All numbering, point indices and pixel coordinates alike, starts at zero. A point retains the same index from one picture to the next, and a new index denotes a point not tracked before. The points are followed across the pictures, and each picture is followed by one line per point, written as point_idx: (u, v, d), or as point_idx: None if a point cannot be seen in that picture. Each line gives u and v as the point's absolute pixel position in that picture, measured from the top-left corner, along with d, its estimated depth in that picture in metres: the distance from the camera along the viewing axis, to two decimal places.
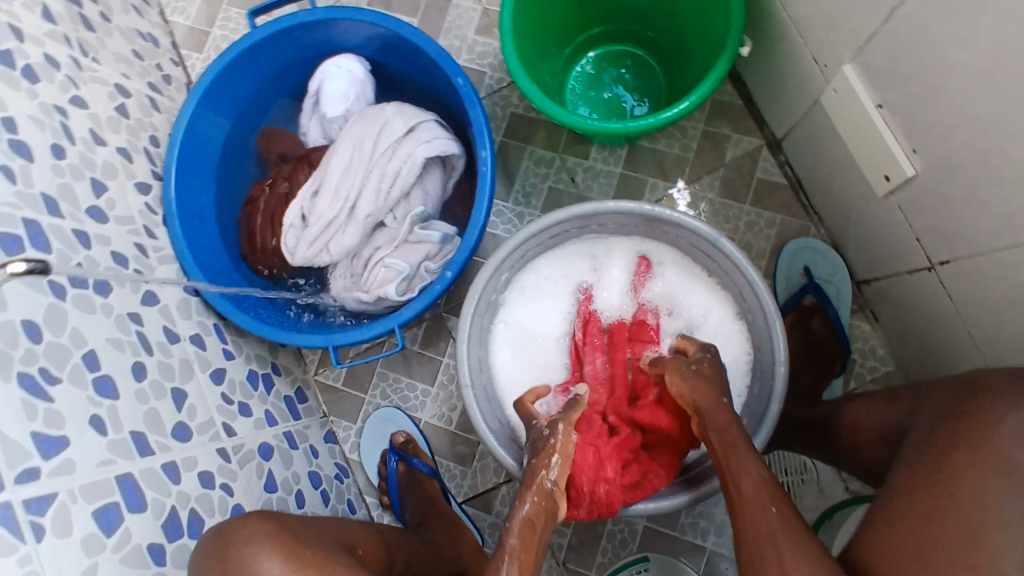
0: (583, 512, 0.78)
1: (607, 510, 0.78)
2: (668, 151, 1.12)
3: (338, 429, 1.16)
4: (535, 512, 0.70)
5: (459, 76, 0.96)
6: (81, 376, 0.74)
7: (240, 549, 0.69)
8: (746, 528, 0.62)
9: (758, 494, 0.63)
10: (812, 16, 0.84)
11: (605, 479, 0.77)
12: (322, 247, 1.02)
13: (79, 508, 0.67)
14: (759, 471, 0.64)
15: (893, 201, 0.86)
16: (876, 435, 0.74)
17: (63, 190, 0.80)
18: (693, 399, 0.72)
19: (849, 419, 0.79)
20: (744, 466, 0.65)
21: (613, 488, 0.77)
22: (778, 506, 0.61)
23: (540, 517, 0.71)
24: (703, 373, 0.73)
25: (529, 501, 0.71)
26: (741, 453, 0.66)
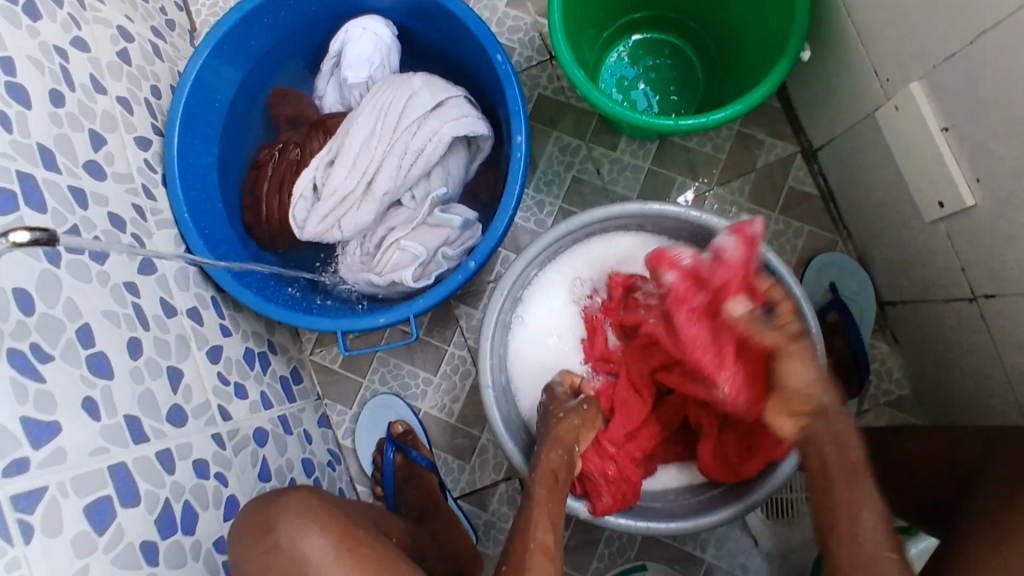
0: (608, 500, 0.75)
1: (628, 486, 0.77)
2: (699, 149, 1.08)
3: (332, 413, 1.11)
4: (557, 462, 0.70)
5: (498, 53, 0.90)
6: (75, 353, 0.67)
7: (288, 523, 0.68)
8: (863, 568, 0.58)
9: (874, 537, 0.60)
10: (881, 26, 0.79)
11: (612, 457, 0.79)
12: (334, 223, 0.96)
13: (71, 503, 0.60)
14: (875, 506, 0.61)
15: (941, 228, 0.83)
16: (947, 475, 0.74)
17: (60, 142, 0.73)
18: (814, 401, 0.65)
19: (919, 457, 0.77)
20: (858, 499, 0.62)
21: (621, 461, 0.78)
22: (895, 553, 0.59)
23: (563, 470, 0.70)
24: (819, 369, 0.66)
25: (550, 455, 0.71)
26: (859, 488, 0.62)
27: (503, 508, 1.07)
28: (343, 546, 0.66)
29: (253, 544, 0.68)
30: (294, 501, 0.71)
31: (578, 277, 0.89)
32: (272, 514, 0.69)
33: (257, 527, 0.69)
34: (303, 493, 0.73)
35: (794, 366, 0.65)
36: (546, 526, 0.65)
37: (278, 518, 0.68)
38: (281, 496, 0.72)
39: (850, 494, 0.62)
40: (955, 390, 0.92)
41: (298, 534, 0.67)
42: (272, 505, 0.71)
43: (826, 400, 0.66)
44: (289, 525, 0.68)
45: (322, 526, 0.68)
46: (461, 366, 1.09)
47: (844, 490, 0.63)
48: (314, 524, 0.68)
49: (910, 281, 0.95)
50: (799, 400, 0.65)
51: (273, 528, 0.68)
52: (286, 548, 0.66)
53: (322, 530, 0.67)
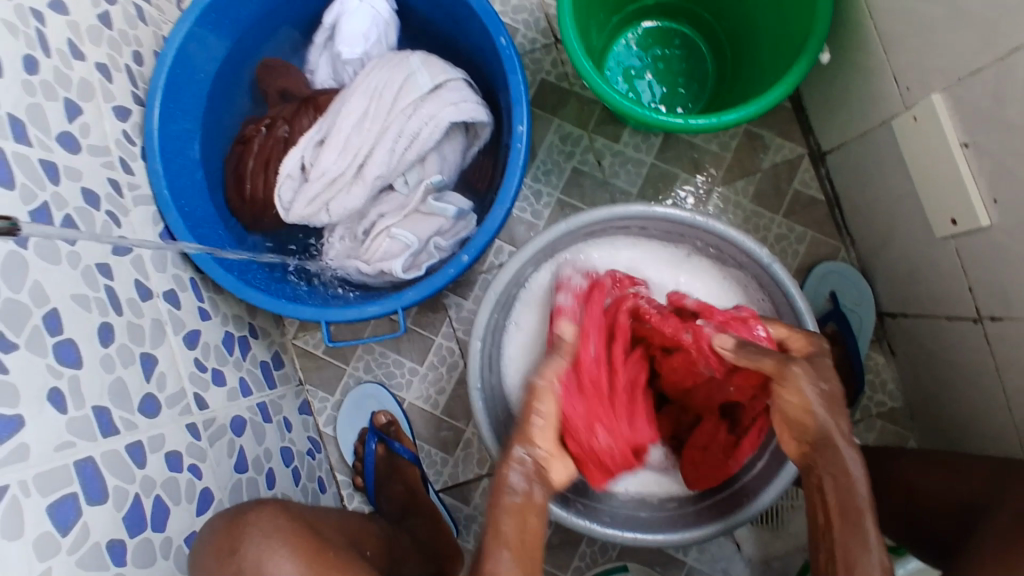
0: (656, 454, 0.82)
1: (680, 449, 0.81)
2: (705, 146, 1.04)
3: (314, 399, 1.08)
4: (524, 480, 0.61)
5: (501, 36, 0.85)
6: (40, 341, 0.63)
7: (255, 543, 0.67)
8: None
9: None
10: (903, 33, 0.76)
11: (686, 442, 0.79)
12: (322, 206, 0.92)
13: (33, 503, 0.57)
14: (877, 557, 0.55)
15: (951, 245, 0.81)
16: (950, 504, 0.72)
17: (32, 112, 0.69)
18: (814, 432, 0.60)
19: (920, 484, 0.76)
20: (856, 548, 0.56)
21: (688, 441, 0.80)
22: None
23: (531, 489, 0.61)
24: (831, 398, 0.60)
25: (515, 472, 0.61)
26: (863, 530, 0.57)
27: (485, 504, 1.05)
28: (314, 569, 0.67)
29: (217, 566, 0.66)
30: (261, 519, 0.70)
31: None
32: (238, 533, 0.68)
33: (220, 545, 0.68)
34: (269, 510, 0.72)
35: (794, 395, 0.61)
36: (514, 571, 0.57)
37: (243, 539, 0.68)
38: (249, 512, 0.71)
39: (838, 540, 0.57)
40: (951, 407, 0.90)
41: (262, 557, 0.66)
42: (240, 520, 0.70)
43: (835, 426, 0.59)
44: (255, 546, 0.67)
45: (291, 550, 0.68)
46: (449, 358, 1.06)
47: (840, 531, 0.57)
48: (279, 546, 0.67)
49: (912, 294, 0.93)
50: (797, 422, 0.61)
51: (237, 549, 0.67)
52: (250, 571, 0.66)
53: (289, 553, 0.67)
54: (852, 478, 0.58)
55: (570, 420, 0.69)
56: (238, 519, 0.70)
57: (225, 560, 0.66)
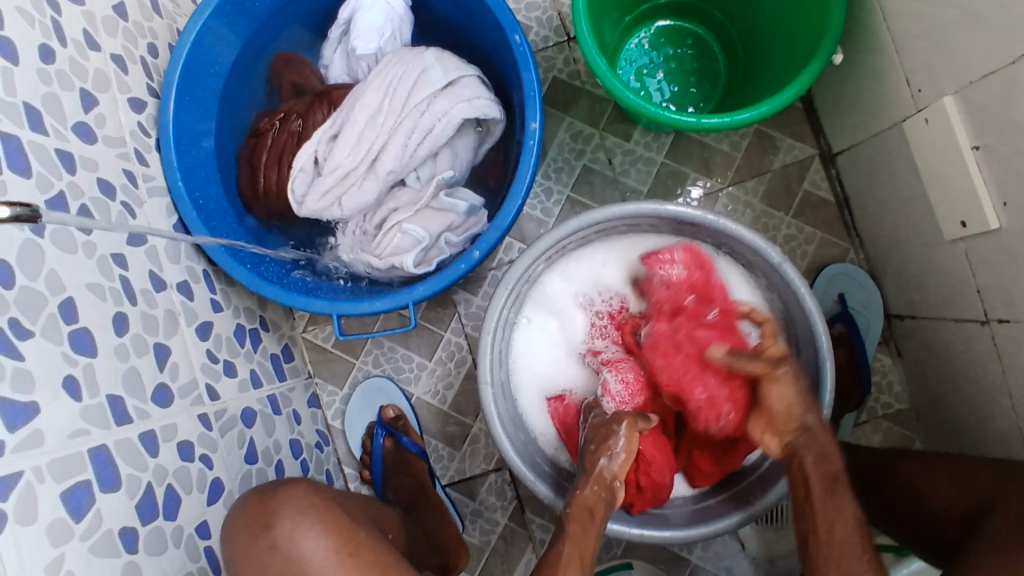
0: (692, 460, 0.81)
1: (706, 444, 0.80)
2: (715, 146, 1.05)
3: (323, 393, 1.09)
4: (594, 499, 0.68)
5: (515, 33, 0.86)
6: (56, 329, 0.64)
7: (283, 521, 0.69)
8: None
9: (851, 539, 0.61)
10: (915, 34, 0.76)
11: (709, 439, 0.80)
12: (334, 200, 0.92)
13: (47, 489, 0.58)
14: (851, 509, 0.63)
15: (960, 247, 0.81)
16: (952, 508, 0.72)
17: (47, 102, 0.70)
18: (798, 419, 0.68)
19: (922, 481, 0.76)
20: (836, 509, 0.63)
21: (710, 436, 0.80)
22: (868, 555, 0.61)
23: (599, 506, 0.68)
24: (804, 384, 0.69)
25: (590, 485, 0.69)
26: (842, 501, 0.64)
27: (491, 499, 1.05)
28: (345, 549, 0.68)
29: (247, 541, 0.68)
30: (293, 496, 0.71)
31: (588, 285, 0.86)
32: (270, 509, 0.69)
33: (253, 522, 0.69)
34: (303, 487, 0.73)
35: (780, 388, 0.69)
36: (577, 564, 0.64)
37: (276, 515, 0.69)
38: (279, 489, 0.73)
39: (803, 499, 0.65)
40: (957, 409, 0.90)
41: (296, 534, 0.68)
42: (271, 497, 0.71)
43: (809, 417, 0.68)
44: (287, 523, 0.68)
45: (323, 527, 0.69)
46: (457, 354, 1.07)
47: (821, 501, 0.64)
48: (312, 524, 0.69)
49: (920, 296, 0.93)
50: (782, 418, 0.69)
51: (271, 525, 0.68)
52: (284, 548, 0.67)
53: (319, 530, 0.68)
54: (831, 460, 0.66)
55: (650, 463, 0.75)
56: (269, 497, 0.71)
57: (258, 537, 0.68)
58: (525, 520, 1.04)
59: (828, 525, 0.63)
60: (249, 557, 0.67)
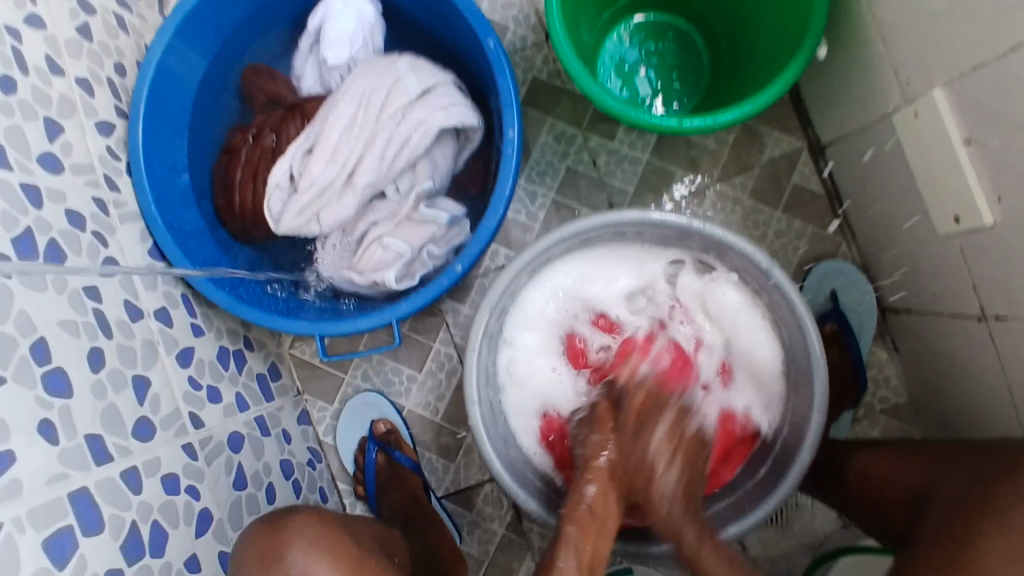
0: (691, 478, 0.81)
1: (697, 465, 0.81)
2: (702, 142, 1.02)
3: (313, 409, 1.07)
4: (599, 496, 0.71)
5: (490, 38, 0.83)
6: (29, 373, 0.62)
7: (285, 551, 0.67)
8: None
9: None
10: (902, 25, 0.74)
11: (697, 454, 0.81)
12: (312, 217, 0.90)
13: (27, 540, 0.56)
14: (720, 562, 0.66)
15: (955, 243, 0.79)
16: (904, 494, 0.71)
17: (10, 135, 0.68)
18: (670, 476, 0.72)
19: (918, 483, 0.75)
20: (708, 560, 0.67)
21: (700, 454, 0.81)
22: None
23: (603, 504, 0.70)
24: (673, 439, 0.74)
25: (591, 489, 0.71)
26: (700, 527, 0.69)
27: (488, 509, 1.04)
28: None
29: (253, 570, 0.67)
30: (306, 527, 0.70)
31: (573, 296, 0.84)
32: (282, 539, 0.68)
33: (264, 550, 0.67)
34: (313, 518, 0.72)
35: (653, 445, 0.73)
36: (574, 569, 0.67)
37: (289, 546, 0.68)
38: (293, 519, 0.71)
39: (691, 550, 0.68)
40: (956, 403, 0.89)
41: (309, 564, 0.66)
42: (282, 527, 0.69)
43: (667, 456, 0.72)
44: (300, 556, 0.67)
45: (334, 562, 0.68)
46: (447, 364, 1.05)
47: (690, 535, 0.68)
48: (324, 556, 0.68)
49: (916, 289, 0.91)
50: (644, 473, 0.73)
51: (284, 556, 0.67)
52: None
53: (330, 562, 0.68)
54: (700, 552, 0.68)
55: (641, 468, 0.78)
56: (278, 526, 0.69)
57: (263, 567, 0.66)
58: (523, 529, 1.03)
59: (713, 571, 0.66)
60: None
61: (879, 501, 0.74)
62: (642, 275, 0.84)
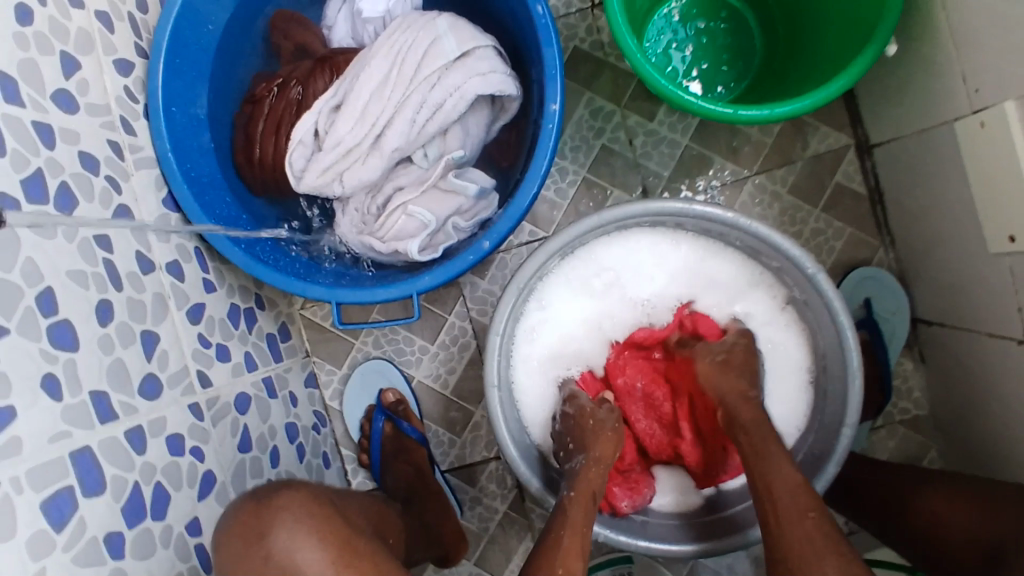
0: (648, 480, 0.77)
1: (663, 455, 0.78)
2: (745, 130, 0.98)
3: (321, 372, 1.05)
4: (595, 479, 0.66)
5: (538, 3, 0.78)
6: (34, 324, 0.60)
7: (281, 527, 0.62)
8: (790, 540, 0.59)
9: (797, 497, 0.61)
10: (975, 27, 0.69)
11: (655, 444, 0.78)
12: (335, 176, 0.86)
13: (24, 501, 0.54)
14: (792, 475, 0.62)
15: (1004, 262, 0.75)
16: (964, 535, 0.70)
17: (23, 69, 0.64)
18: (718, 391, 0.69)
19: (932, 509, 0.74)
20: (777, 468, 0.63)
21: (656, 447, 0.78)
22: (815, 513, 0.60)
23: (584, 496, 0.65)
24: (733, 361, 0.70)
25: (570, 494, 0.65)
26: (773, 459, 0.63)
27: (491, 487, 1.03)
28: (342, 560, 0.62)
29: (242, 550, 0.61)
30: (295, 502, 0.64)
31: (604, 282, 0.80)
32: (267, 517, 0.62)
33: (248, 526, 0.62)
34: (304, 491, 0.66)
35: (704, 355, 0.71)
36: (578, 552, 0.61)
37: (274, 524, 0.62)
38: (280, 496, 0.65)
39: (766, 473, 0.63)
40: (982, 426, 0.86)
41: (293, 546, 0.61)
42: (270, 500, 0.64)
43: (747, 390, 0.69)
44: (284, 535, 0.62)
45: (321, 538, 0.62)
46: (461, 338, 1.03)
47: (755, 462, 0.64)
48: (310, 536, 0.62)
49: (956, 305, 0.87)
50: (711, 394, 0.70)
51: (267, 533, 0.62)
52: (279, 561, 0.61)
53: (320, 543, 0.62)
54: (778, 475, 0.62)
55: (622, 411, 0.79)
56: (265, 504, 0.64)
57: (253, 547, 0.61)
58: (525, 510, 1.02)
59: (772, 492, 0.62)
60: (241, 574, 0.60)
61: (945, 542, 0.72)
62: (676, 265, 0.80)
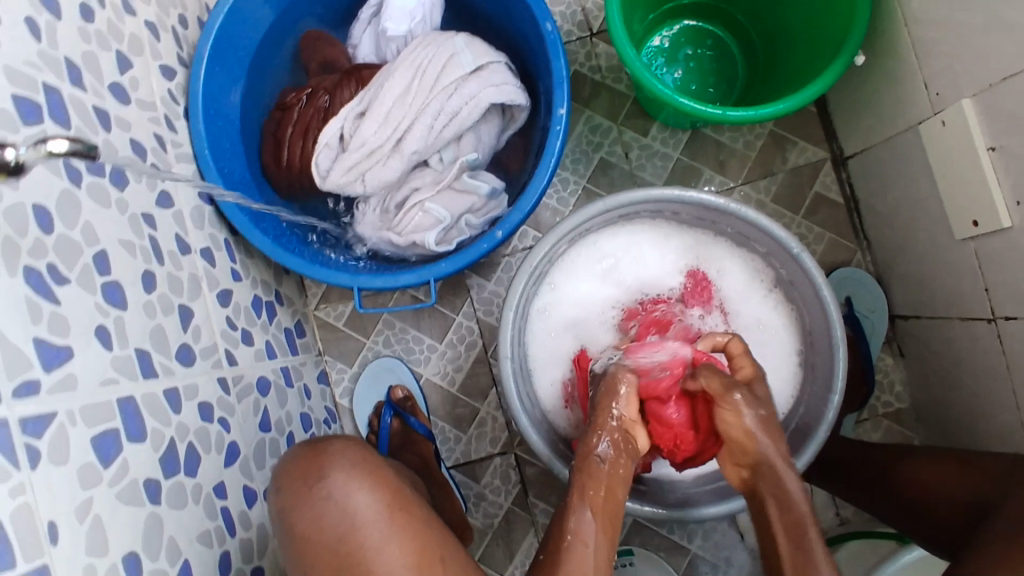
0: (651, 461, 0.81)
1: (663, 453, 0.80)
2: (731, 144, 1.07)
3: (332, 370, 1.09)
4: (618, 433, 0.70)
5: (547, 21, 0.88)
6: (90, 280, 0.64)
7: (336, 470, 0.67)
8: None
9: None
10: (932, 39, 0.79)
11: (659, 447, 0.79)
12: (357, 176, 0.94)
13: (79, 433, 0.57)
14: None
15: (971, 247, 0.83)
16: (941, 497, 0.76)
17: (86, 59, 0.71)
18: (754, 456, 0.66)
19: (920, 476, 0.81)
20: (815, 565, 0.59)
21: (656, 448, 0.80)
22: None
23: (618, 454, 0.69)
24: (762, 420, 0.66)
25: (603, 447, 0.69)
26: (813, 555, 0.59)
27: (496, 483, 1.06)
28: (395, 504, 0.66)
29: (300, 491, 0.66)
30: (346, 450, 0.69)
31: (608, 270, 0.87)
32: (324, 460, 0.67)
33: (305, 472, 0.67)
34: (353, 442, 0.71)
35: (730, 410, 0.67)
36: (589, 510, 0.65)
37: (330, 467, 0.67)
38: (333, 444, 0.70)
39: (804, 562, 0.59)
40: (960, 407, 0.92)
41: (349, 488, 0.65)
42: (323, 449, 0.69)
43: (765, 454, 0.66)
44: (341, 478, 0.66)
45: (373, 483, 0.66)
46: (468, 337, 1.08)
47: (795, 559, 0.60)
48: (364, 478, 0.67)
49: (930, 297, 0.95)
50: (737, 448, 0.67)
51: (325, 475, 0.66)
52: (338, 500, 0.65)
53: (370, 487, 0.66)
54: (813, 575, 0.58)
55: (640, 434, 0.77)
56: (320, 450, 0.69)
57: (311, 487, 0.66)
58: (528, 505, 1.05)
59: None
60: (299, 510, 0.65)
61: (927, 507, 0.78)
62: (671, 253, 0.88)
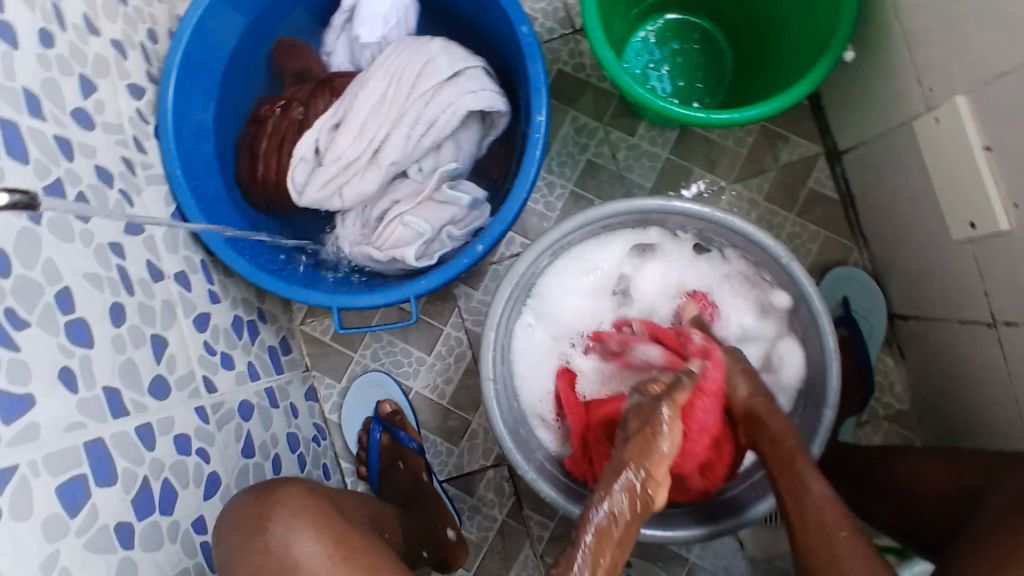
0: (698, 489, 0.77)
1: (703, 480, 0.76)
2: (721, 141, 1.04)
3: (320, 386, 1.08)
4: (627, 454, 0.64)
5: (523, 24, 0.84)
6: (53, 320, 0.62)
7: (277, 520, 0.65)
8: (815, 548, 0.59)
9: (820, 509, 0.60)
10: (925, 33, 0.75)
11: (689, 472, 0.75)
12: (335, 190, 0.91)
13: (42, 484, 0.56)
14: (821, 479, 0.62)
15: (969, 248, 0.80)
16: (930, 506, 0.74)
17: (46, 87, 0.68)
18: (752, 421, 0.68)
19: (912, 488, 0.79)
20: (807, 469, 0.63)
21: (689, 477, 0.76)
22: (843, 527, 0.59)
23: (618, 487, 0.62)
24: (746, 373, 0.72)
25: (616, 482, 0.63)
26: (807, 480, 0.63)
27: (490, 495, 1.04)
28: (337, 554, 0.64)
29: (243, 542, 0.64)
30: (291, 498, 0.67)
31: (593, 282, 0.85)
32: (267, 511, 0.65)
33: (249, 521, 0.65)
34: (300, 488, 0.69)
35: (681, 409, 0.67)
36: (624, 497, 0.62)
37: (273, 518, 0.65)
38: (279, 488, 0.68)
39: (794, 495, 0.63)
40: (960, 409, 0.90)
41: (289, 539, 0.64)
42: (270, 495, 0.67)
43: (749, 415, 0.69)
44: (282, 527, 0.65)
45: (318, 531, 0.65)
46: (457, 348, 1.06)
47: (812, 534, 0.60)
48: (308, 529, 0.65)
49: (928, 297, 0.92)
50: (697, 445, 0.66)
51: (266, 526, 0.65)
52: (277, 553, 0.63)
53: (314, 534, 0.65)
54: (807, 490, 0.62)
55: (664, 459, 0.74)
56: (266, 495, 0.67)
57: (252, 539, 0.64)
58: (523, 517, 1.04)
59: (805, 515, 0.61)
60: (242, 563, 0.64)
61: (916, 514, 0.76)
62: (659, 263, 0.85)
